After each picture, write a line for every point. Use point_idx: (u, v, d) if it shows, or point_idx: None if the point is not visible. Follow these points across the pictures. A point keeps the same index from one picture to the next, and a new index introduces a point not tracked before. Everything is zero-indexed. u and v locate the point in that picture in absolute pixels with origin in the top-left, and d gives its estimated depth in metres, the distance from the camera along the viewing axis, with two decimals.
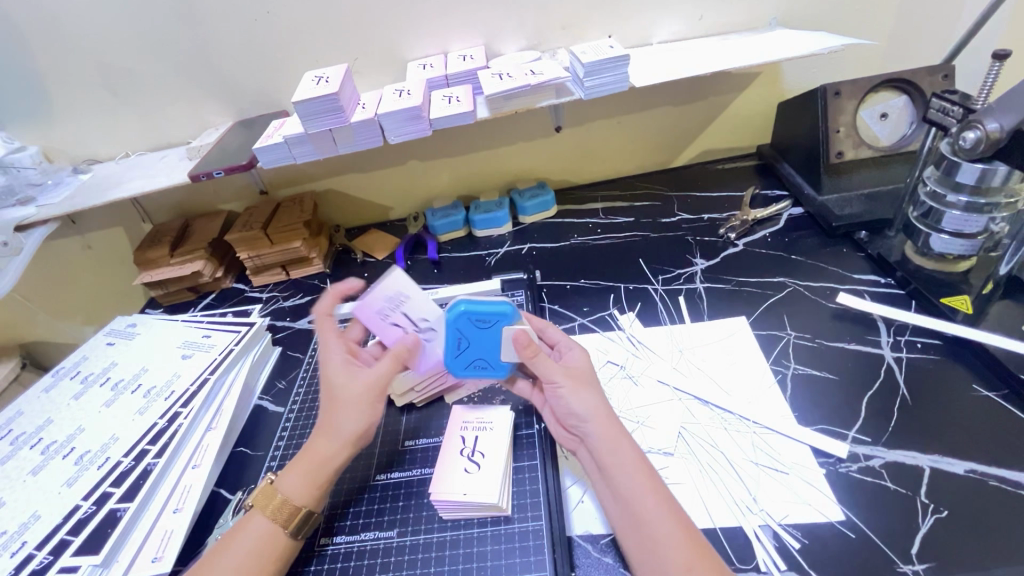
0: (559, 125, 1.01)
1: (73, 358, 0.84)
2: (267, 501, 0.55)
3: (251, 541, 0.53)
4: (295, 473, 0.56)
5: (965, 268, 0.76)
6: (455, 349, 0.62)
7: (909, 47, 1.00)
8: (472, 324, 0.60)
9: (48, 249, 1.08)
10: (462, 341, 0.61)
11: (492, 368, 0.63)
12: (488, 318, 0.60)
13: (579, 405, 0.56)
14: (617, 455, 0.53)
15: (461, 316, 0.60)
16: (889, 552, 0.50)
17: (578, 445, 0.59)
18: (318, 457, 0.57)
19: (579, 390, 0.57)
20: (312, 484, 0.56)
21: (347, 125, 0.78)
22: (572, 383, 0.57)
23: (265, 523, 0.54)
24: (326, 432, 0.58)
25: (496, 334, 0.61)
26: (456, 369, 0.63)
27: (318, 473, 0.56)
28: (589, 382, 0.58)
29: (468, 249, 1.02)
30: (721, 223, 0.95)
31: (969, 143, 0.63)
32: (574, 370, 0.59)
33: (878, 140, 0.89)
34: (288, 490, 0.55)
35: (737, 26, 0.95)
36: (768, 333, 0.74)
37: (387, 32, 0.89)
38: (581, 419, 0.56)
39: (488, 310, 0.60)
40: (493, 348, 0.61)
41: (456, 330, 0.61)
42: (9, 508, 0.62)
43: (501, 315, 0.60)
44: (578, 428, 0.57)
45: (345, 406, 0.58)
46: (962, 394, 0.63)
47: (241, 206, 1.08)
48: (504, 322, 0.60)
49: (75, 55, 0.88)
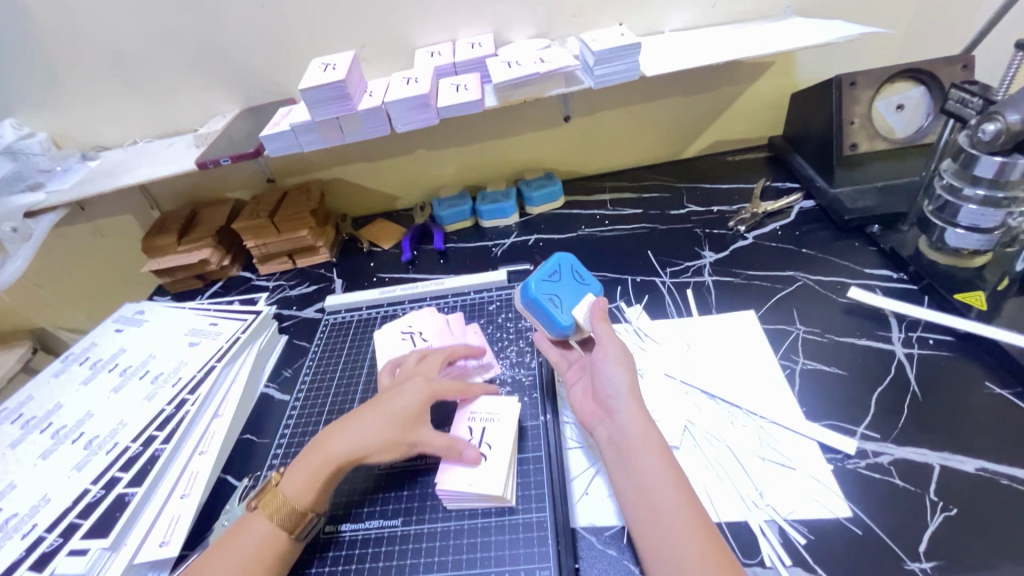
0: (568, 114, 1.00)
1: (82, 344, 0.85)
2: (269, 502, 0.55)
3: (252, 544, 0.53)
4: (298, 474, 0.57)
5: (981, 263, 0.74)
6: (545, 275, 0.66)
7: (927, 37, 0.98)
8: (570, 272, 0.67)
9: (58, 235, 1.09)
10: (554, 274, 0.67)
11: (555, 315, 0.64)
12: (587, 277, 0.68)
13: (619, 382, 0.57)
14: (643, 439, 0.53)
15: (567, 259, 0.68)
16: (896, 550, 0.50)
17: (600, 423, 0.59)
18: (320, 456, 0.58)
19: (622, 367, 0.58)
20: (311, 483, 0.56)
21: (354, 113, 0.77)
22: (618, 359, 0.59)
23: (265, 526, 0.54)
24: (343, 431, 0.59)
25: (582, 292, 0.66)
26: (530, 287, 0.65)
27: (320, 468, 0.57)
28: (631, 364, 0.59)
29: (475, 240, 1.01)
30: (730, 215, 0.94)
31: (989, 134, 0.64)
32: (623, 348, 0.60)
33: (893, 131, 0.86)
34: (290, 490, 0.56)
35: (752, 14, 0.93)
36: (777, 327, 0.73)
37: (395, 18, 0.88)
38: (617, 395, 0.57)
39: (586, 272, 0.68)
40: (572, 302, 0.65)
41: (555, 268, 0.67)
42: (19, 489, 0.63)
43: (595, 286, 0.67)
44: (611, 406, 0.58)
45: (377, 420, 0.59)
46: (975, 392, 0.61)
47: (248, 194, 1.08)
48: (592, 290, 0.67)
49: (83, 41, 0.88)
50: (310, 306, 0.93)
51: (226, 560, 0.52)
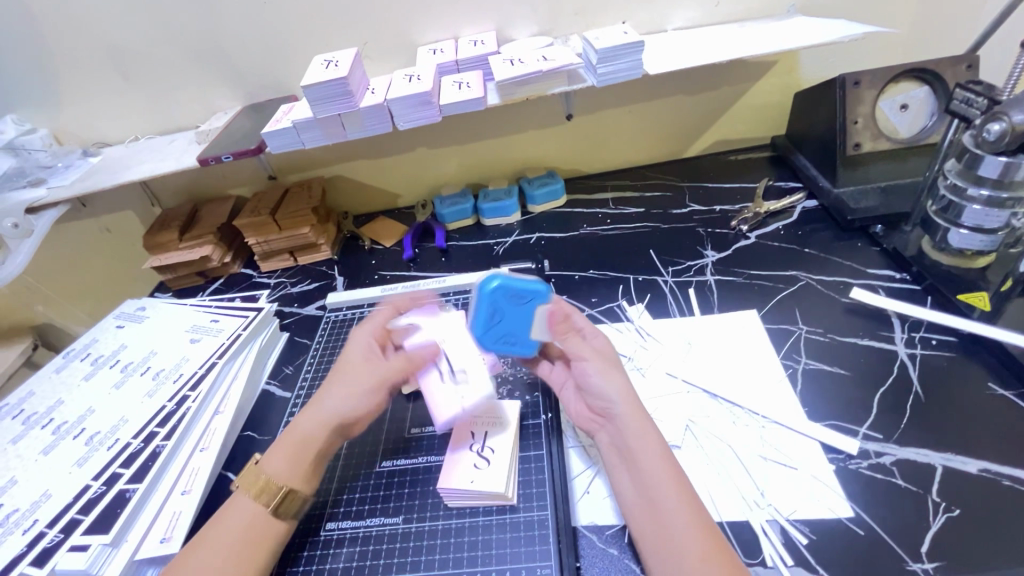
0: (570, 113, 1.00)
1: (83, 340, 0.85)
2: (251, 480, 0.55)
3: (235, 526, 0.53)
4: (279, 455, 0.57)
5: (984, 264, 0.74)
6: (487, 324, 0.60)
7: (931, 37, 0.97)
8: (507, 298, 0.59)
9: (59, 232, 1.09)
10: (493, 316, 0.60)
11: (518, 346, 0.62)
12: (525, 291, 0.59)
13: (607, 386, 0.56)
14: (640, 439, 0.53)
15: (497, 291, 0.59)
16: (898, 551, 0.50)
17: (598, 428, 0.59)
18: (302, 434, 0.58)
19: (608, 371, 0.58)
20: (293, 461, 0.56)
21: (356, 110, 0.77)
22: (601, 364, 0.58)
23: (249, 504, 0.54)
24: (314, 408, 0.59)
25: (529, 311, 0.60)
26: (483, 346, 0.61)
27: (300, 448, 0.57)
28: (616, 366, 0.59)
29: (477, 238, 1.01)
30: (733, 214, 0.94)
31: (994, 135, 0.64)
32: (602, 352, 0.60)
33: (896, 131, 0.86)
34: (273, 470, 0.55)
35: (755, 13, 0.93)
36: (780, 327, 0.73)
37: (397, 15, 0.88)
38: (608, 400, 0.56)
39: (523, 286, 0.59)
40: (525, 325, 0.61)
41: (490, 305, 0.59)
42: (20, 485, 0.63)
43: (536, 293, 0.59)
44: (602, 410, 0.57)
45: (337, 385, 0.60)
46: (978, 393, 0.61)
47: (250, 190, 1.07)
48: (538, 300, 0.60)
49: (84, 37, 0.87)
50: (312, 304, 0.93)
51: (211, 543, 0.51)
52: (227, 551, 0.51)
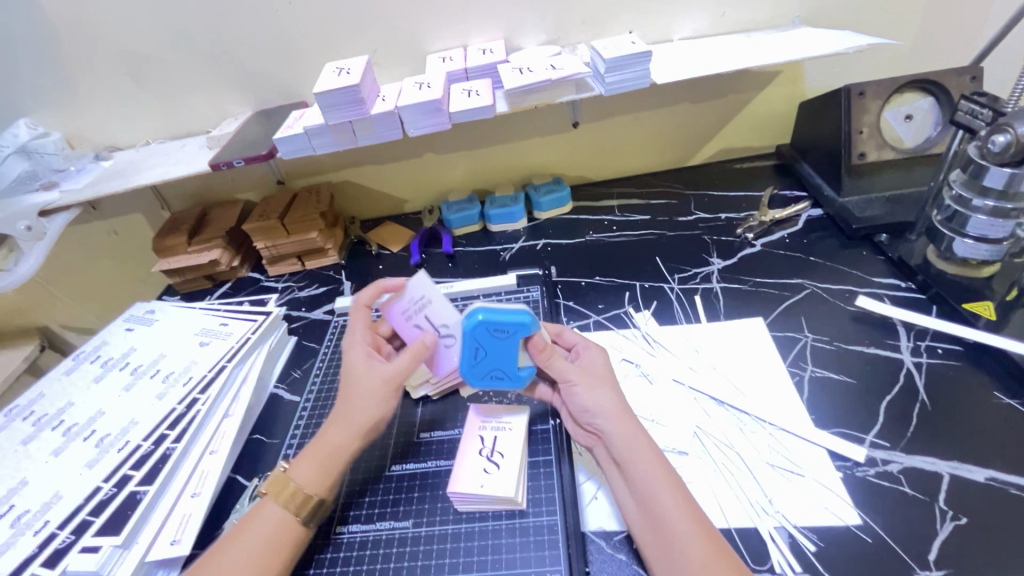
0: (577, 121, 1.01)
1: (94, 343, 0.85)
2: (279, 489, 0.55)
3: (262, 530, 0.53)
4: (305, 463, 0.57)
5: (989, 274, 0.75)
6: (472, 358, 0.60)
7: (935, 48, 0.98)
8: (489, 334, 0.58)
9: (69, 235, 1.10)
10: (478, 351, 0.59)
11: (508, 378, 0.61)
12: (507, 327, 0.57)
13: (592, 402, 0.57)
14: (631, 450, 0.53)
15: (479, 326, 0.57)
16: (905, 557, 0.50)
17: (595, 442, 0.59)
18: (329, 443, 0.58)
19: (594, 388, 0.58)
20: (322, 470, 0.57)
21: (367, 117, 0.78)
22: (585, 382, 0.58)
23: (277, 511, 0.54)
24: (339, 419, 0.59)
25: (514, 345, 0.58)
26: (470, 378, 0.61)
27: (327, 457, 0.57)
28: (605, 380, 0.59)
29: (482, 244, 1.02)
30: (738, 222, 0.95)
31: (998, 146, 0.64)
32: (589, 370, 0.59)
33: (901, 141, 0.87)
34: (300, 479, 0.56)
35: (761, 24, 0.94)
36: (786, 334, 0.74)
37: (408, 22, 0.89)
38: (596, 415, 0.56)
39: (506, 320, 0.57)
40: (511, 358, 0.59)
41: (473, 341, 0.58)
42: (31, 487, 0.63)
43: (520, 325, 0.57)
44: (594, 426, 0.58)
45: (359, 398, 0.59)
46: (984, 402, 0.62)
47: (258, 195, 1.08)
48: (523, 331, 0.58)
49: (99, 43, 0.89)
50: (320, 308, 0.94)
51: (239, 547, 0.52)
52: (256, 557, 0.51)
